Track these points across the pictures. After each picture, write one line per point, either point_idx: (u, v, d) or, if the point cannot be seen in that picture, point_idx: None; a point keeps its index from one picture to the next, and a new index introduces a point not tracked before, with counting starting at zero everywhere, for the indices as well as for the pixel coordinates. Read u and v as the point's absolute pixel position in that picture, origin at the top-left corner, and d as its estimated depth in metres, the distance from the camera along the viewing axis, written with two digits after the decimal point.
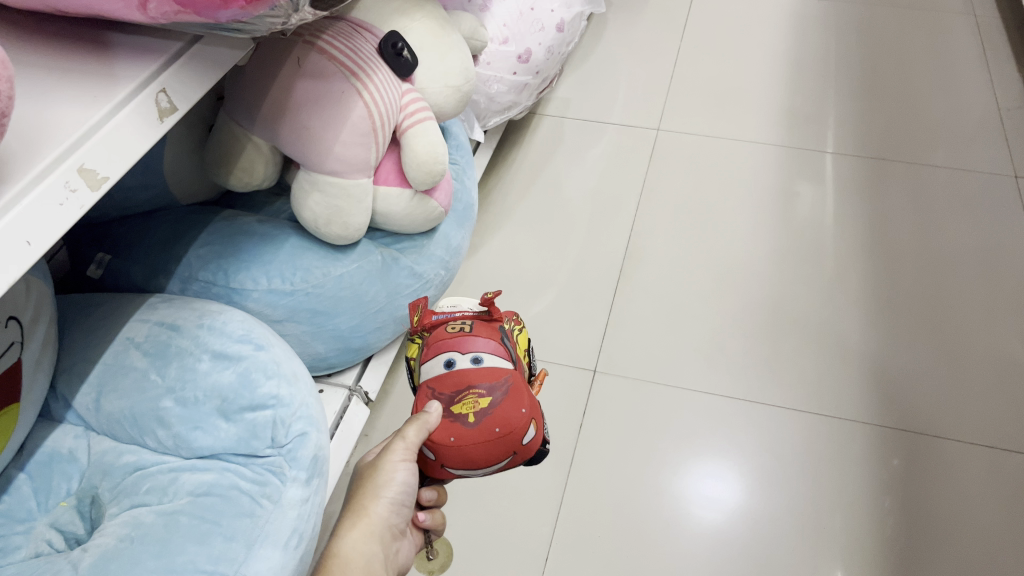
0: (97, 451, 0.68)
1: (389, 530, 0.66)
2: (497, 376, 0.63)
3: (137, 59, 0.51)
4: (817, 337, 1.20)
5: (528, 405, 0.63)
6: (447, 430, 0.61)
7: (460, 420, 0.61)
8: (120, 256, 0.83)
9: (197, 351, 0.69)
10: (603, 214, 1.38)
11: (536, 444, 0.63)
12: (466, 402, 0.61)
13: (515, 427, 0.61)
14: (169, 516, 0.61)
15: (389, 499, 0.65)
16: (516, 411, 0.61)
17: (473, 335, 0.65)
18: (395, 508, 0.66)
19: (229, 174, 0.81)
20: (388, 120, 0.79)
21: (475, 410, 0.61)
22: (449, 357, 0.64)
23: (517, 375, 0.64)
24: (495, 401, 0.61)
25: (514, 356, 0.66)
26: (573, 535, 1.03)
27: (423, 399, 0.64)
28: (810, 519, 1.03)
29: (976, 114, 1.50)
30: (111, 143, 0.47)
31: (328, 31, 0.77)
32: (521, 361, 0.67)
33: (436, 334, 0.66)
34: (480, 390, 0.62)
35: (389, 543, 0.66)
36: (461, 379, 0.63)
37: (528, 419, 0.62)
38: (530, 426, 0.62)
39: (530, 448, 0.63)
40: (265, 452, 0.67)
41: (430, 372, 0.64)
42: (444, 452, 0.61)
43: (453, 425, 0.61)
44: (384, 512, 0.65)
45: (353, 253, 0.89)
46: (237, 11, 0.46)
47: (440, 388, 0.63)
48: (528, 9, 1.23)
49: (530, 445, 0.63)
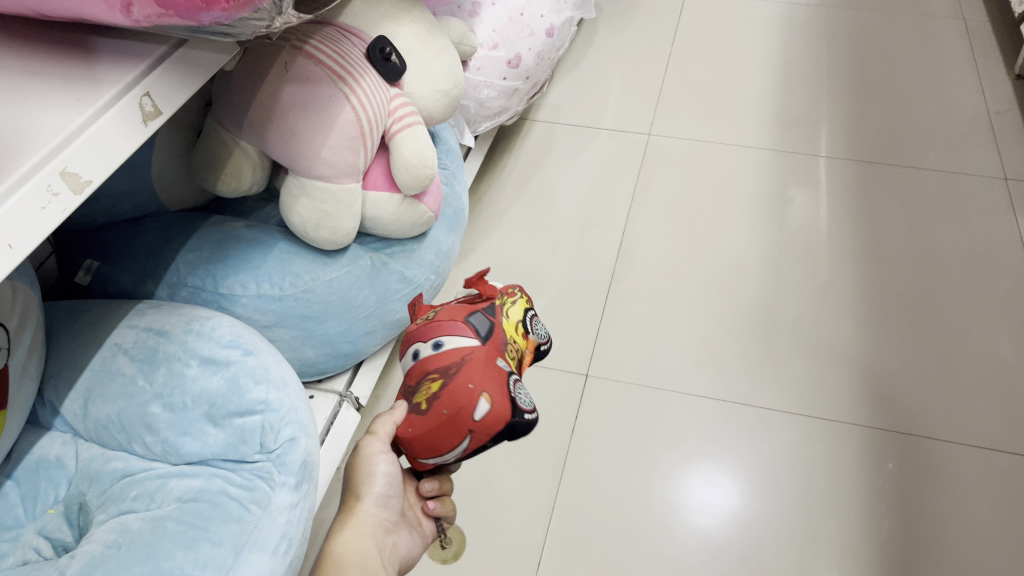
0: (85, 457, 0.68)
1: (381, 526, 0.66)
2: (449, 357, 0.62)
3: (120, 62, 0.51)
4: (809, 339, 1.20)
5: (480, 378, 0.60)
6: (408, 421, 0.63)
7: (417, 409, 0.63)
8: (109, 262, 0.84)
9: (185, 356, 0.69)
10: (595, 219, 1.38)
11: (494, 418, 0.59)
12: (422, 390, 0.63)
13: (457, 402, 0.60)
14: (156, 522, 0.60)
15: (374, 496, 0.66)
16: (464, 387, 0.60)
17: (438, 320, 0.65)
18: (382, 503, 0.66)
19: (217, 179, 0.81)
20: (376, 125, 0.79)
21: (427, 396, 0.62)
22: (416, 349, 0.65)
23: (477, 351, 0.62)
24: (442, 384, 0.61)
25: (479, 331, 0.64)
26: (567, 542, 1.02)
27: (401, 393, 0.66)
28: (803, 522, 1.02)
29: (965, 117, 1.51)
30: (95, 147, 0.47)
31: (316, 36, 0.78)
32: (501, 336, 0.65)
33: (414, 328, 0.68)
34: (435, 374, 0.62)
35: (385, 538, 0.65)
36: (421, 367, 0.64)
37: (478, 393, 0.60)
38: (483, 399, 0.60)
39: (494, 424, 0.60)
40: (254, 457, 0.67)
41: (406, 367, 0.66)
42: (410, 442, 0.64)
43: (412, 415, 0.63)
44: (372, 510, 0.66)
45: (342, 258, 0.89)
46: (220, 14, 0.46)
47: (410, 381, 0.65)
48: (518, 14, 1.23)
49: (491, 420, 0.60)
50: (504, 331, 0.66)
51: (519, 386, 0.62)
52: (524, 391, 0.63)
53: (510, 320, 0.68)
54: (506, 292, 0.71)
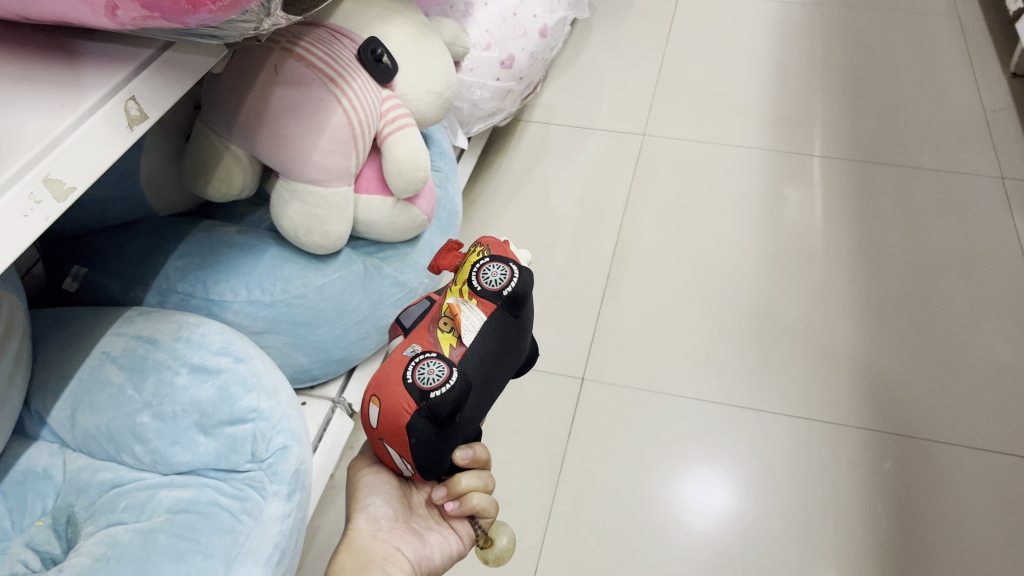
0: (73, 468, 0.67)
1: (378, 539, 0.64)
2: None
3: (105, 66, 0.49)
4: (806, 340, 1.19)
5: (373, 378, 0.60)
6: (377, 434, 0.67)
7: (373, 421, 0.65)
8: (97, 269, 0.82)
9: (175, 364, 0.67)
10: (590, 221, 1.37)
11: (391, 415, 0.58)
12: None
13: (366, 406, 0.61)
14: (145, 534, 0.59)
15: (365, 512, 0.65)
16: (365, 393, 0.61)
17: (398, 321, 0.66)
18: (374, 517, 0.65)
19: (206, 184, 0.80)
20: (368, 127, 0.78)
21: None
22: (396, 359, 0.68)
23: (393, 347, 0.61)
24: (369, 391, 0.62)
25: (407, 323, 0.62)
26: (565, 548, 1.01)
27: None
28: (802, 525, 1.02)
29: (962, 116, 1.50)
30: (79, 152, 0.46)
31: (306, 38, 0.77)
32: (434, 313, 0.61)
33: None
34: None
35: (383, 547, 0.63)
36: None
37: (369, 396, 0.60)
38: (373, 402, 0.59)
39: (397, 420, 0.58)
40: (245, 467, 0.66)
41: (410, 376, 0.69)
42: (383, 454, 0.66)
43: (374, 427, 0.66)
44: (364, 523, 0.64)
45: (335, 263, 0.88)
46: (207, 16, 0.45)
47: None
48: (511, 14, 1.22)
49: (386, 419, 0.58)
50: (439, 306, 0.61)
51: (423, 364, 0.57)
52: (431, 366, 0.57)
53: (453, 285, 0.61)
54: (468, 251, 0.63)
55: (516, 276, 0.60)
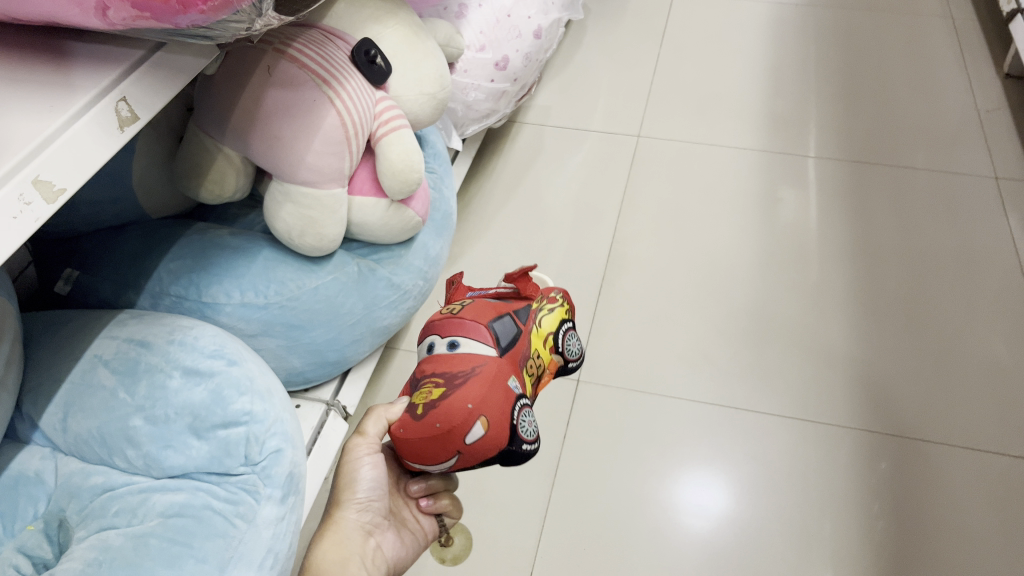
0: (64, 473, 0.66)
1: (362, 531, 0.65)
2: (459, 362, 0.62)
3: (96, 67, 0.49)
4: (801, 341, 1.19)
5: (473, 397, 0.60)
6: (398, 417, 0.64)
7: (413, 411, 0.62)
8: (89, 272, 0.82)
9: (167, 367, 0.67)
10: (585, 222, 1.37)
11: (488, 445, 0.60)
12: (420, 393, 0.62)
13: (450, 418, 0.60)
14: (138, 539, 0.59)
15: (355, 502, 0.65)
16: (461, 406, 0.60)
17: (464, 316, 0.65)
18: (363, 508, 0.66)
19: (199, 186, 0.79)
20: (361, 128, 0.78)
21: (426, 401, 0.61)
22: (430, 341, 0.65)
23: (493, 361, 0.62)
24: (445, 394, 0.60)
25: (501, 340, 0.63)
26: (561, 551, 1.01)
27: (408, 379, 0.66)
28: (799, 527, 1.02)
29: (955, 116, 1.50)
30: (69, 154, 0.46)
31: (299, 39, 0.76)
32: (524, 341, 0.65)
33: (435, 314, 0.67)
34: (439, 380, 0.62)
35: (367, 543, 0.65)
36: (432, 364, 0.63)
37: (471, 414, 0.60)
38: (476, 423, 0.60)
39: (485, 449, 0.60)
40: (239, 470, 0.65)
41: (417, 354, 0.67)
42: (397, 440, 0.64)
43: (405, 414, 0.63)
44: (353, 515, 0.65)
45: (329, 265, 0.87)
46: (198, 16, 0.45)
47: (416, 371, 0.65)
48: (505, 16, 1.22)
49: (475, 445, 0.60)
50: (529, 340, 0.66)
51: (523, 414, 0.63)
52: (528, 419, 0.63)
53: (541, 329, 0.67)
54: (546, 297, 0.70)
55: (576, 351, 0.72)
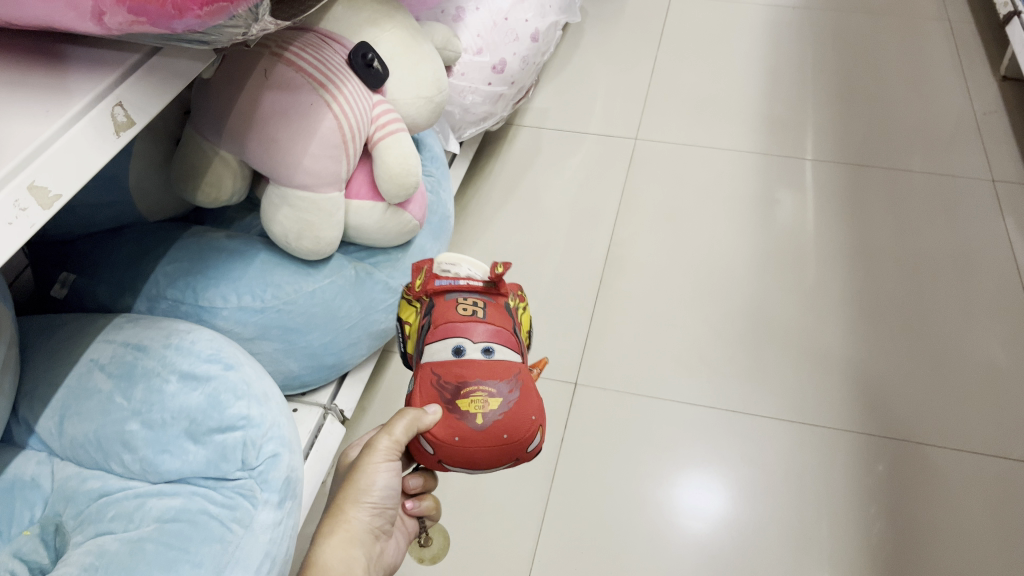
0: (60, 477, 0.66)
1: (370, 533, 0.65)
2: (506, 370, 0.59)
3: (91, 72, 0.49)
4: (798, 344, 1.19)
5: (535, 407, 0.59)
6: (447, 425, 0.57)
7: (468, 419, 0.57)
8: (85, 276, 0.82)
9: (164, 371, 0.67)
10: (582, 225, 1.37)
11: (537, 451, 0.60)
12: (472, 401, 0.57)
13: (518, 430, 0.57)
14: (133, 544, 0.59)
15: (370, 505, 0.64)
16: (528, 417, 0.58)
17: (497, 323, 0.61)
18: (375, 511, 0.64)
19: (196, 189, 0.79)
20: (358, 132, 0.78)
21: (485, 410, 0.56)
22: (457, 343, 0.59)
23: (525, 370, 0.60)
24: (506, 404, 0.57)
25: (521, 346, 0.62)
26: (558, 554, 1.01)
27: (425, 383, 0.59)
28: (796, 529, 1.02)
29: (952, 119, 1.51)
30: (64, 160, 0.46)
31: (296, 42, 0.76)
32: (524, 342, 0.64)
33: (442, 311, 0.61)
34: (491, 389, 0.57)
35: (372, 545, 0.65)
36: (474, 369, 0.58)
37: (536, 425, 0.58)
38: (536, 433, 0.59)
39: (531, 455, 0.60)
40: (235, 474, 0.65)
41: (433, 356, 0.60)
42: (442, 447, 0.58)
43: (460, 422, 0.57)
44: (365, 517, 0.64)
45: (325, 269, 0.87)
46: (193, 21, 0.44)
47: (445, 376, 0.58)
48: (503, 19, 1.22)
49: (531, 452, 0.60)
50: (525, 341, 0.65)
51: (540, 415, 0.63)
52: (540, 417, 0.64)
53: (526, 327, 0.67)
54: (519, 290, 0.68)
55: None
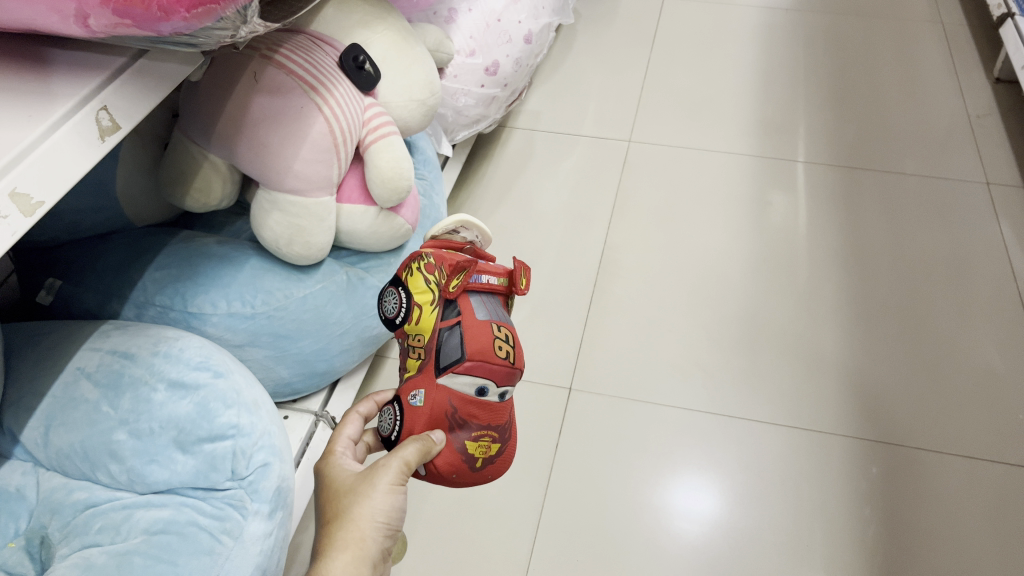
0: (46, 488, 0.64)
1: (380, 553, 0.60)
2: (505, 413, 0.66)
3: (76, 75, 0.48)
4: (793, 347, 1.19)
5: (512, 443, 0.68)
6: (449, 461, 0.63)
7: (470, 461, 0.64)
8: (72, 282, 0.81)
9: (152, 380, 0.66)
10: (576, 228, 1.36)
11: None
12: (479, 445, 0.64)
13: (500, 469, 0.67)
14: (121, 557, 0.57)
15: (382, 523, 0.59)
16: (508, 457, 0.67)
17: (518, 367, 0.65)
18: (386, 531, 0.60)
19: (184, 195, 0.78)
20: (350, 135, 0.77)
21: (485, 455, 0.64)
22: (482, 385, 0.63)
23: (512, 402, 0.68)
24: (501, 448, 0.66)
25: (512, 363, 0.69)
26: (552, 560, 1.00)
27: (439, 409, 0.62)
28: (789, 535, 1.01)
29: (946, 121, 1.50)
30: (46, 165, 0.45)
31: (286, 44, 0.75)
32: None
33: (480, 343, 0.62)
34: (496, 436, 0.65)
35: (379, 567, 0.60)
36: (486, 413, 0.64)
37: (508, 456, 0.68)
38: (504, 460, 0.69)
39: None
40: (225, 485, 0.64)
41: (456, 387, 0.62)
42: (435, 474, 0.63)
43: (462, 463, 0.63)
44: (377, 536, 0.59)
45: (317, 274, 0.87)
46: (180, 23, 0.44)
47: (463, 411, 0.63)
48: (495, 20, 1.20)
49: None
50: None
51: None
52: None
53: None
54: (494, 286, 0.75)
55: None
